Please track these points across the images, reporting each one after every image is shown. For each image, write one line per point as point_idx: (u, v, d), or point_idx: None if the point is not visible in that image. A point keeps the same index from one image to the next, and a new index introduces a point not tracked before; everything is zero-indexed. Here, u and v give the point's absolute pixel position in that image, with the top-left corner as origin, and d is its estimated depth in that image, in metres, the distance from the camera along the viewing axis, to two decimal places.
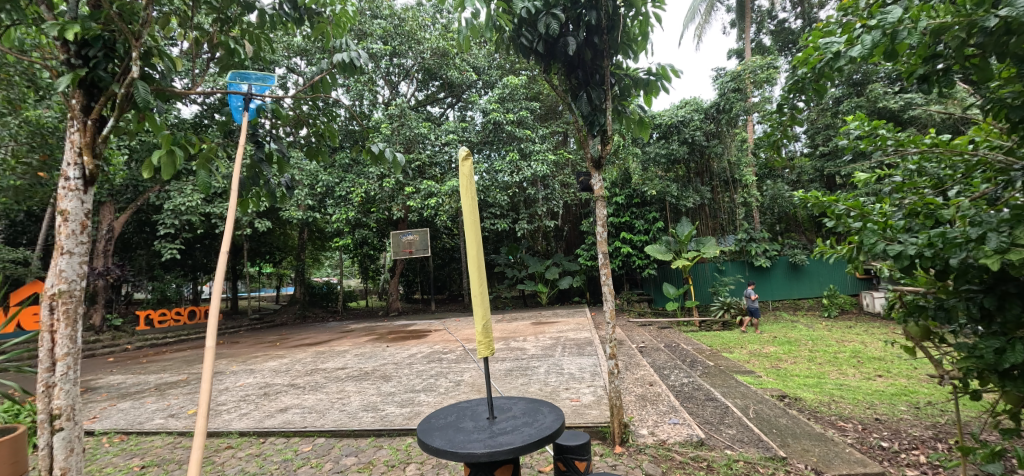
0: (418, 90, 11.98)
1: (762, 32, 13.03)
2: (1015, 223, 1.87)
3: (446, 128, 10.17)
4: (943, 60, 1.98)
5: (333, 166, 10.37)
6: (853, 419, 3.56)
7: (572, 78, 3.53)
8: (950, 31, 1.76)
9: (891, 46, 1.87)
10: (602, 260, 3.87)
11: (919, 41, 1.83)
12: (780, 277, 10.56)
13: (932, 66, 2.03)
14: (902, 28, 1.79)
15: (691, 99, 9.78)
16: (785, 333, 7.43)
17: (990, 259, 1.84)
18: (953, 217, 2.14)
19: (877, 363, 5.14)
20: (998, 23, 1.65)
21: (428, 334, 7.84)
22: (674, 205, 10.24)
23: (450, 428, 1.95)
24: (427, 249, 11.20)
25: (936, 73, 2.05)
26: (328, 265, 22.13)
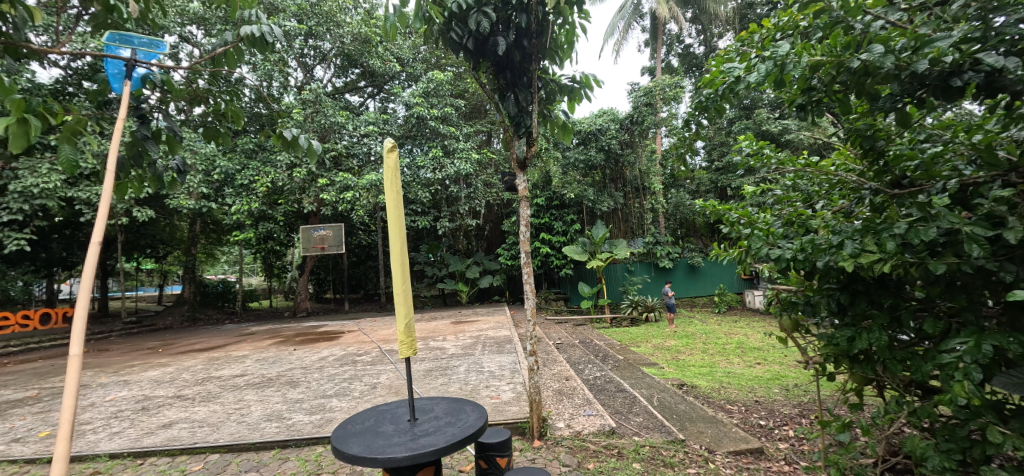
0: (337, 77, 11.25)
1: (671, 53, 14.25)
2: (864, 234, 2.23)
3: (366, 118, 9.66)
4: (816, 93, 2.32)
5: (234, 151, 9.29)
6: (738, 402, 4.04)
7: (500, 78, 3.61)
8: (824, 68, 2.07)
9: (780, 76, 2.19)
10: (524, 259, 3.94)
11: (800, 74, 2.14)
12: (681, 276, 11.57)
13: (808, 96, 2.35)
14: (788, 62, 2.13)
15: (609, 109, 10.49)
16: (684, 328, 8.19)
17: (846, 262, 2.20)
18: (818, 226, 2.55)
19: (756, 352, 5.90)
20: (858, 65, 1.96)
21: (341, 335, 7.39)
22: (591, 209, 10.78)
23: (369, 433, 1.87)
24: (341, 246, 10.54)
25: (811, 104, 2.38)
26: (226, 260, 19.93)
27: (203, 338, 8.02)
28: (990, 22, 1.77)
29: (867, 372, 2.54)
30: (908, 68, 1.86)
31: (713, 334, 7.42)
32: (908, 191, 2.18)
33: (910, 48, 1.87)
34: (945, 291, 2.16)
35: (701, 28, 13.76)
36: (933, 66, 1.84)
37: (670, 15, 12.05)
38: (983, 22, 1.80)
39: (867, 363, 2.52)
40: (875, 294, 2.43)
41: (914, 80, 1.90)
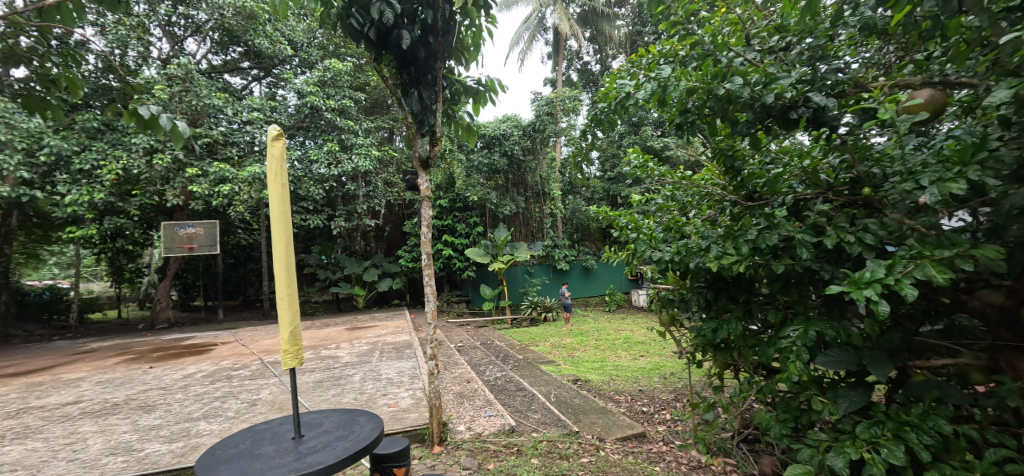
0: (214, 53, 9.86)
1: (571, 68, 15.06)
2: (723, 239, 2.12)
3: (249, 103, 8.61)
4: (691, 116, 2.16)
5: (72, 128, 7.53)
6: (624, 392, 4.43)
7: (403, 73, 3.44)
8: (697, 91, 1.99)
9: (661, 96, 2.09)
10: (426, 262, 3.84)
11: (676, 96, 2.06)
12: (576, 277, 12.14)
13: (685, 119, 2.18)
14: (669, 84, 2.04)
15: (512, 116, 10.59)
16: (579, 326, 8.70)
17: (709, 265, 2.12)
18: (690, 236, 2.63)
19: (639, 345, 6.51)
20: (724, 94, 1.91)
21: (213, 347, 6.49)
22: (493, 212, 10.95)
23: (242, 458, 1.66)
24: (214, 246, 9.25)
25: (687, 124, 2.21)
26: (53, 262, 16.31)
27: (21, 359, 6.42)
28: (816, 68, 1.86)
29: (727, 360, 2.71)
30: (757, 101, 1.84)
31: (604, 331, 8.02)
32: (758, 203, 2.06)
33: (760, 80, 1.84)
34: (783, 287, 2.10)
35: (597, 48, 14.74)
36: (777, 99, 1.82)
37: (571, 32, 12.70)
38: (811, 68, 1.87)
39: (727, 351, 2.69)
40: (734, 291, 2.62)
41: (764, 110, 1.86)
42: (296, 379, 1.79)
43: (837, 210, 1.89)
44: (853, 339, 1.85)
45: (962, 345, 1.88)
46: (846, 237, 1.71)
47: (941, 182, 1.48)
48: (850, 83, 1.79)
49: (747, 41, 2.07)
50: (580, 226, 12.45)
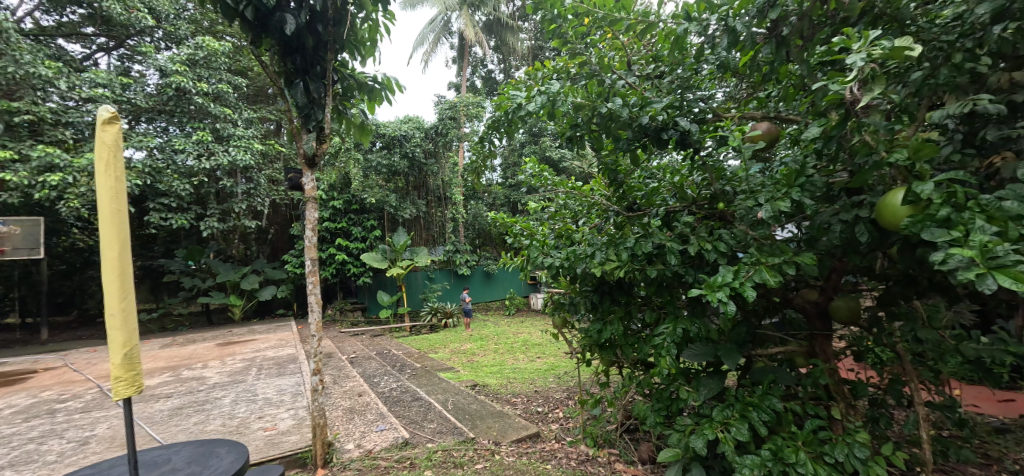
0: (43, 11, 8.13)
1: (476, 75, 15.18)
2: (607, 247, 2.26)
3: (93, 78, 7.32)
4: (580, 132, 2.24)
5: None
6: (520, 394, 4.57)
7: (287, 61, 3.12)
8: (583, 108, 2.08)
9: (551, 110, 2.13)
10: (310, 267, 3.60)
11: (565, 111, 2.12)
12: (477, 282, 12.19)
13: (575, 134, 2.27)
14: (558, 98, 2.09)
15: (415, 117, 10.47)
16: (479, 331, 8.75)
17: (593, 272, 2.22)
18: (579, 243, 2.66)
19: (537, 348, 6.74)
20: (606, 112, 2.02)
21: (35, 375, 5.38)
22: (392, 216, 10.61)
23: None
24: (36, 248, 7.71)
25: (577, 138, 2.30)
26: None
27: None
28: (683, 97, 2.07)
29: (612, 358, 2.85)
30: (635, 121, 2.00)
31: (504, 335, 8.16)
32: (639, 214, 2.28)
33: (637, 103, 1.99)
34: (657, 290, 2.30)
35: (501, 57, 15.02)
36: (651, 122, 1.97)
37: (477, 39, 12.78)
38: (679, 96, 2.08)
39: (610, 350, 2.81)
40: (616, 295, 2.73)
41: (640, 130, 2.00)
42: (132, 409, 1.64)
43: (699, 221, 2.16)
44: (712, 333, 2.10)
45: (789, 335, 2.26)
46: (704, 245, 1.96)
47: (773, 200, 1.75)
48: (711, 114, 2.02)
49: (628, 66, 2.28)
50: (482, 231, 12.37)
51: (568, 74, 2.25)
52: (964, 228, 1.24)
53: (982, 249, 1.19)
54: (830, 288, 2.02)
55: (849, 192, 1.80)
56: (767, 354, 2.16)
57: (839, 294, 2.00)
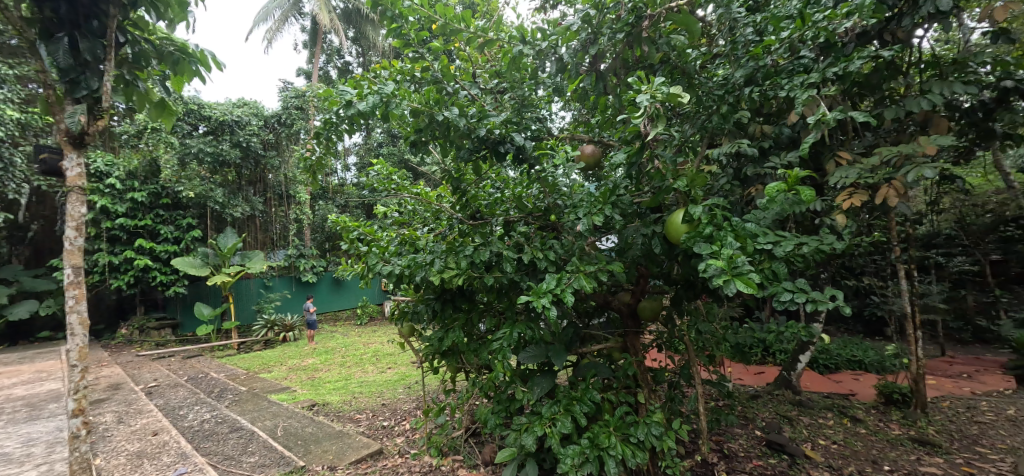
0: None
1: (330, 64, 14.08)
2: (448, 254, 2.25)
3: None
4: (425, 138, 2.20)
5: None
6: (365, 410, 4.31)
7: (45, 9, 2.42)
8: (421, 114, 2.00)
9: (385, 112, 1.96)
10: (70, 276, 2.54)
11: (401, 115, 2.00)
12: (324, 290, 11.20)
13: (419, 137, 2.20)
14: (393, 100, 1.92)
15: (251, 102, 9.48)
16: (324, 344, 8.06)
17: (433, 279, 2.18)
18: (425, 247, 2.46)
19: (388, 358, 6.47)
20: (444, 120, 2.00)
21: None
22: (217, 214, 9.21)
23: None
24: None
25: (421, 142, 2.24)
26: None
27: None
28: (522, 113, 2.18)
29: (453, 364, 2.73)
30: (473, 131, 2.02)
31: (353, 347, 7.65)
32: (481, 222, 2.34)
33: (476, 115, 2.01)
34: (497, 296, 2.38)
35: (360, 50, 14.21)
36: (489, 134, 2.06)
37: (332, 26, 11.90)
38: (518, 112, 2.18)
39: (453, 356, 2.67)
40: (458, 300, 2.50)
41: (479, 141, 2.09)
42: None
43: (534, 231, 2.33)
44: (544, 336, 2.24)
45: (610, 333, 2.55)
46: (536, 254, 2.10)
47: (590, 215, 1.98)
48: (544, 133, 2.15)
49: (472, 77, 2.30)
50: (331, 235, 11.57)
51: (413, 78, 2.11)
52: (721, 245, 1.53)
53: (729, 261, 1.47)
54: (638, 291, 2.32)
55: (652, 209, 2.11)
56: (590, 350, 2.42)
57: (645, 296, 2.32)
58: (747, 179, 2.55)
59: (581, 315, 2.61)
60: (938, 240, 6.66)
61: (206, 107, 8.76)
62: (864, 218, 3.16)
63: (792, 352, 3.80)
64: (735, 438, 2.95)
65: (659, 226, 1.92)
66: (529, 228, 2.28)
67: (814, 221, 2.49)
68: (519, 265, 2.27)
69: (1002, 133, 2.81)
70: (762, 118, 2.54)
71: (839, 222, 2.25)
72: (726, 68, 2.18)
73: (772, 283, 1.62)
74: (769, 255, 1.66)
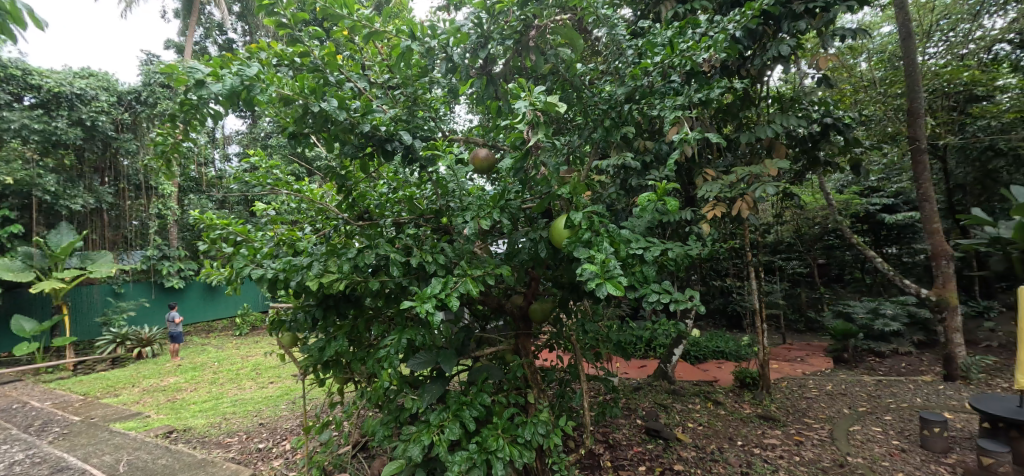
0: None
1: (209, 40, 12.54)
2: (329, 256, 2.08)
3: None
4: (305, 131, 2.01)
5: None
6: (238, 432, 3.85)
7: None
8: (294, 103, 1.82)
9: (247, 98, 1.74)
10: None
11: (270, 103, 1.80)
12: (194, 297, 9.95)
13: (299, 130, 2.00)
14: (257, 85, 1.71)
15: (99, 74, 8.11)
16: (192, 359, 7.10)
17: (310, 284, 1.98)
18: (305, 249, 2.27)
19: (271, 371, 5.89)
20: (320, 111, 1.84)
21: None
22: (49, 205, 7.66)
23: None
24: None
25: (301, 135, 2.04)
26: None
27: None
28: (413, 112, 2.10)
29: (338, 375, 2.47)
30: (357, 126, 1.91)
31: (228, 361, 6.85)
32: (369, 223, 2.22)
33: (360, 110, 1.91)
34: (385, 302, 2.24)
35: (247, 27, 12.84)
36: (375, 131, 1.98)
37: None
38: (409, 111, 2.10)
39: (337, 368, 2.43)
40: (343, 306, 2.27)
41: (364, 137, 1.97)
42: None
43: (425, 234, 2.28)
44: (435, 341, 2.19)
45: (504, 335, 2.57)
46: (425, 257, 2.04)
47: (477, 218, 1.99)
48: (436, 134, 2.10)
49: (362, 70, 2.17)
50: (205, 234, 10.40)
51: (293, 63, 1.92)
52: (597, 249, 1.64)
53: (603, 266, 1.57)
54: (529, 293, 2.38)
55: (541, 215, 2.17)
56: (483, 354, 2.41)
57: (536, 299, 2.37)
58: (631, 190, 2.75)
59: (478, 319, 2.63)
60: (782, 246, 7.81)
61: (34, 74, 7.26)
62: (725, 226, 3.60)
63: (668, 346, 4.19)
64: (619, 429, 3.16)
65: (544, 231, 2.02)
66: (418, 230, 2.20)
67: (684, 228, 2.77)
68: (408, 268, 2.19)
69: (823, 160, 3.37)
70: (646, 135, 2.75)
71: (704, 230, 2.51)
72: (610, 82, 2.33)
73: (642, 285, 1.78)
74: (640, 260, 1.81)
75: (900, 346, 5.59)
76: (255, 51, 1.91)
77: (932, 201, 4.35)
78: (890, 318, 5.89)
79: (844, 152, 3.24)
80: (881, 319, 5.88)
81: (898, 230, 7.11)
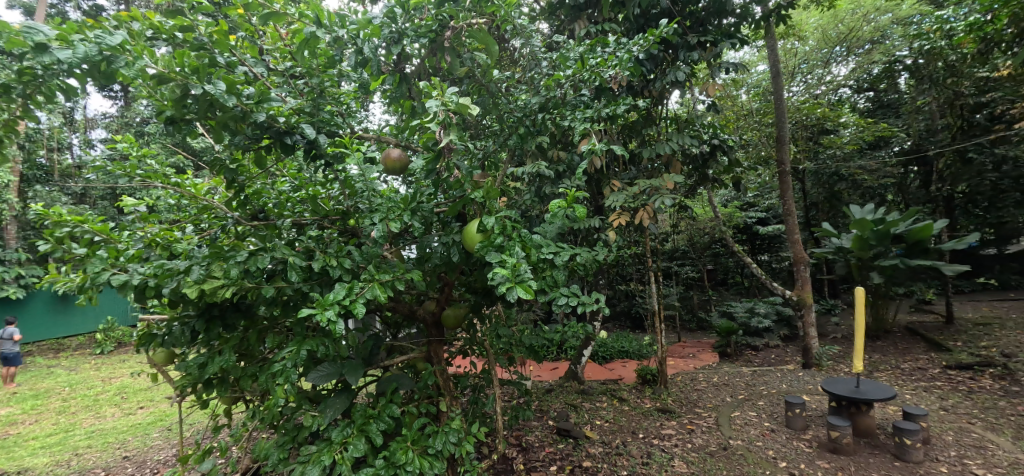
0: None
1: (69, 4, 10.70)
2: (215, 258, 1.85)
3: None
4: (189, 116, 1.78)
5: None
6: (95, 469, 3.26)
7: None
8: (171, 82, 1.62)
9: (108, 71, 1.51)
10: None
11: (140, 80, 1.57)
12: (35, 310, 8.39)
13: (180, 114, 1.76)
14: (122, 57, 1.48)
15: None
16: (32, 385, 5.91)
17: (188, 292, 1.73)
18: (183, 252, 1.98)
19: (142, 394, 5.10)
20: (203, 94, 1.63)
21: None
22: None
23: None
24: None
25: (182, 120, 1.80)
26: None
27: None
28: (317, 104, 1.93)
29: (224, 395, 2.16)
30: (249, 116, 1.72)
31: (84, 384, 5.80)
32: (264, 224, 2.01)
33: (254, 97, 1.71)
34: (282, 311, 2.03)
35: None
36: (271, 121, 1.79)
37: None
38: (313, 102, 1.93)
39: (221, 387, 2.13)
40: (231, 317, 2.01)
41: (256, 128, 1.79)
42: None
43: (330, 237, 2.12)
44: (340, 352, 2.02)
45: (416, 343, 2.48)
46: (329, 261, 1.89)
47: (386, 220, 1.93)
48: (344, 131, 1.97)
49: (260, 55, 1.96)
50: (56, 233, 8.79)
51: (173, 38, 1.68)
52: (508, 254, 1.65)
53: (513, 270, 1.58)
54: (443, 299, 2.30)
55: (455, 219, 2.13)
56: (393, 363, 2.29)
57: (449, 305, 2.30)
58: (545, 198, 2.83)
59: (389, 327, 2.51)
60: (677, 253, 8.54)
61: None
62: (629, 233, 3.83)
63: (578, 347, 4.35)
64: (531, 431, 3.20)
65: (458, 235, 1.97)
66: (323, 232, 2.06)
67: (593, 235, 2.90)
68: (310, 274, 2.01)
69: (711, 177, 3.74)
70: (560, 145, 2.84)
71: (611, 237, 2.65)
72: (525, 92, 2.34)
73: (552, 289, 1.83)
74: (551, 264, 1.86)
75: (771, 340, 6.36)
76: (126, 20, 1.63)
77: (794, 215, 5.05)
78: (763, 315, 6.75)
79: (728, 171, 3.63)
80: (756, 316, 6.72)
81: (769, 240, 8.13)
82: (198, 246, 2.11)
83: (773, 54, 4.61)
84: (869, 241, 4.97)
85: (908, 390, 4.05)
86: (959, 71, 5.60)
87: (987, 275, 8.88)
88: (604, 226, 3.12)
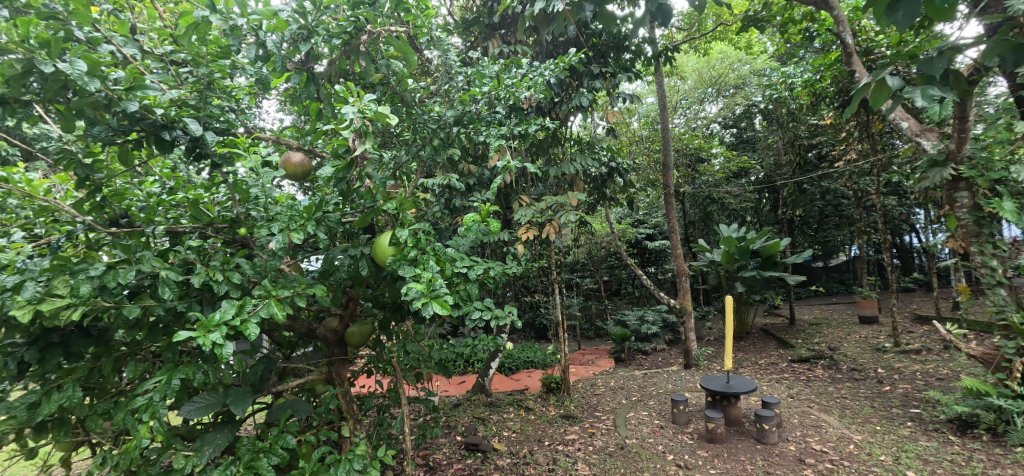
0: None
1: None
2: (59, 272, 1.51)
3: None
4: (26, 97, 1.45)
5: None
6: None
7: None
8: (7, 56, 1.32)
9: None
10: None
11: None
12: None
13: (16, 94, 1.43)
14: None
15: None
16: None
17: (18, 314, 1.38)
18: (8, 264, 1.59)
19: None
20: (54, 72, 1.35)
21: None
22: None
23: None
24: None
25: (18, 102, 1.46)
26: None
27: None
28: (204, 96, 1.69)
29: (62, 439, 1.76)
30: (116, 104, 1.46)
31: None
32: (126, 230, 1.70)
33: (124, 83, 1.47)
34: (148, 335, 1.74)
35: None
36: (145, 112, 1.55)
37: None
38: (198, 94, 1.68)
39: (59, 429, 1.74)
40: (77, 343, 1.67)
41: (125, 117, 1.52)
42: None
43: (215, 248, 1.87)
44: (222, 379, 1.78)
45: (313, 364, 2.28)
46: (214, 275, 1.65)
47: (287, 231, 1.71)
48: (235, 128, 1.76)
49: (131, 34, 1.68)
50: None
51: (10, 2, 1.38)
52: (423, 268, 1.60)
53: (428, 284, 1.54)
54: (346, 316, 2.15)
55: (363, 230, 2.02)
56: (286, 387, 2.08)
57: (353, 321, 2.15)
58: (454, 210, 2.82)
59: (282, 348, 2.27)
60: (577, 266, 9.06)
61: None
62: (536, 248, 3.98)
63: (485, 360, 4.36)
64: (439, 449, 3.12)
65: (367, 247, 1.86)
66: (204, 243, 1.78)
67: (503, 248, 2.95)
68: (186, 290, 1.75)
69: (609, 195, 4.07)
70: (470, 159, 2.86)
71: (519, 250, 2.74)
72: (439, 105, 2.32)
73: (466, 303, 1.82)
74: (464, 278, 1.83)
75: (657, 345, 7.03)
76: None
77: (677, 233, 5.66)
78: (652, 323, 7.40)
79: (624, 191, 3.97)
80: (646, 324, 7.34)
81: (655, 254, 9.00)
82: (30, 256, 1.71)
83: (660, 89, 5.15)
84: (734, 255, 5.85)
85: (766, 382, 4.78)
86: (799, 117, 6.79)
87: (816, 283, 10.81)
88: (514, 240, 3.21)
